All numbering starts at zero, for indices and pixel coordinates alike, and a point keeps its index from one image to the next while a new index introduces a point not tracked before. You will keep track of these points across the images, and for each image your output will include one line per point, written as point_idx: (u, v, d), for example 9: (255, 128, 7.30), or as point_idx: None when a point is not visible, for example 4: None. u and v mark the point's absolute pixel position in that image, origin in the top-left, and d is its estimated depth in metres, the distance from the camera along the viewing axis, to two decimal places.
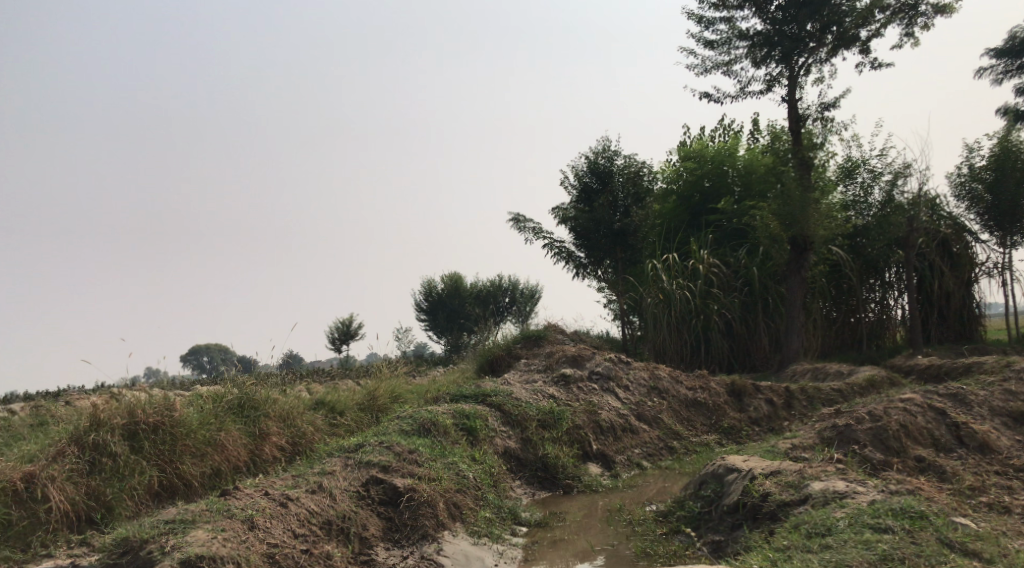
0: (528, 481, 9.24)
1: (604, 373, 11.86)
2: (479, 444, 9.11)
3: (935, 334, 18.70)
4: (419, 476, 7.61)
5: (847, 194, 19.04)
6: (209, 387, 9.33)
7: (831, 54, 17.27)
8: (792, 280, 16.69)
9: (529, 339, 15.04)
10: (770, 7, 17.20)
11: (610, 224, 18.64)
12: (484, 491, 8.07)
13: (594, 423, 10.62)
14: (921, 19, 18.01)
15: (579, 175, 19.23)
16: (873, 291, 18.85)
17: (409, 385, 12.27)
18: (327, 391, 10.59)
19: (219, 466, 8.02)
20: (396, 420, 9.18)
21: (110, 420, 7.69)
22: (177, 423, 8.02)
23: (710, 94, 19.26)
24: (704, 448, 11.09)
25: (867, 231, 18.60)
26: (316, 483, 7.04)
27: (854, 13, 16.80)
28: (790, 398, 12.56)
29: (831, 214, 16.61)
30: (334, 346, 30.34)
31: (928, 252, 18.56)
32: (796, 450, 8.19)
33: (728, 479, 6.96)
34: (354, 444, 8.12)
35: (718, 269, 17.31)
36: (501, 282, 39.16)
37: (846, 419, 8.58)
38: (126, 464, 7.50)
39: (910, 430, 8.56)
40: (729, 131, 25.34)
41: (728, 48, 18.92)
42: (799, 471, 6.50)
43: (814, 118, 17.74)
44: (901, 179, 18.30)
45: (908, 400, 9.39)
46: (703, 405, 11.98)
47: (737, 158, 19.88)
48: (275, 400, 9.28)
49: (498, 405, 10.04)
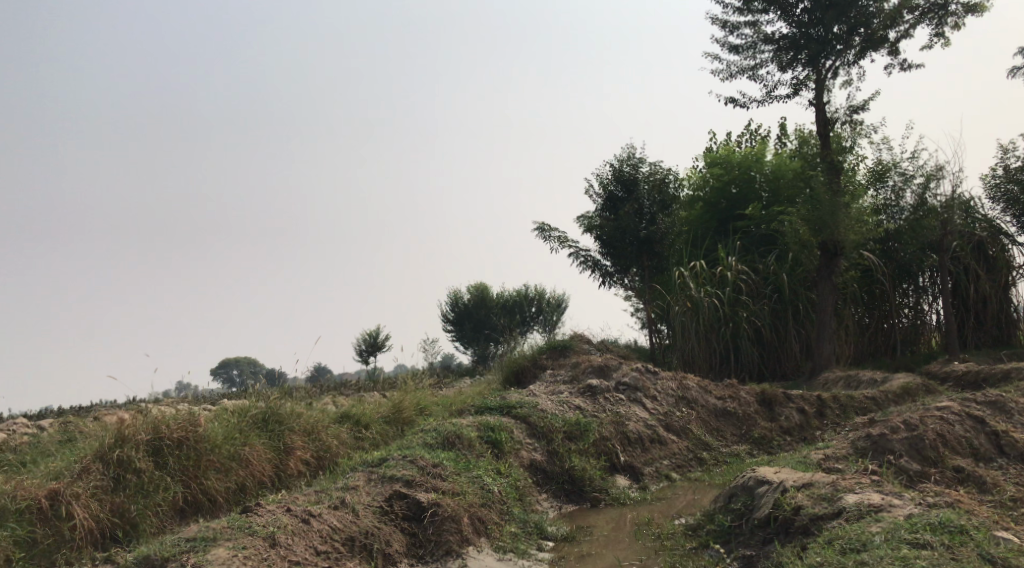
0: (555, 494, 9.11)
1: (631, 384, 11.69)
2: (504, 456, 9.01)
3: (971, 339, 18.30)
4: (443, 491, 7.51)
5: (878, 198, 18.56)
6: (234, 402, 9.32)
7: (859, 56, 17.01)
8: (822, 286, 16.41)
9: (555, 349, 14.91)
10: (796, 10, 17.00)
11: (636, 232, 18.46)
12: (509, 506, 7.99)
13: (621, 434, 10.47)
14: (951, 19, 17.71)
15: (604, 184, 19.09)
16: (906, 296, 18.57)
17: (435, 397, 12.20)
18: (352, 404, 10.54)
19: (243, 482, 8.00)
20: (420, 433, 9.10)
21: (134, 436, 7.70)
22: (201, 438, 8.01)
23: (736, 100, 19.05)
24: (735, 458, 10.89)
25: (899, 236, 18.15)
26: (339, 498, 6.99)
27: (882, 14, 16.58)
28: (822, 407, 12.32)
29: (862, 218, 16.31)
30: (361, 357, 30.44)
31: (962, 255, 18.27)
32: (829, 461, 7.98)
33: (758, 491, 6.78)
34: (378, 458, 8.05)
35: (747, 276, 17.07)
36: (527, 292, 39.08)
37: (880, 429, 8.36)
38: (151, 480, 7.50)
39: (948, 439, 8.33)
40: (756, 136, 25.08)
41: (754, 52, 18.72)
42: (832, 483, 6.31)
43: (842, 122, 17.48)
44: (933, 182, 17.91)
45: (945, 408, 9.15)
46: (732, 415, 11.77)
47: (764, 163, 19.64)
48: (300, 414, 9.24)
49: (523, 417, 9.93)
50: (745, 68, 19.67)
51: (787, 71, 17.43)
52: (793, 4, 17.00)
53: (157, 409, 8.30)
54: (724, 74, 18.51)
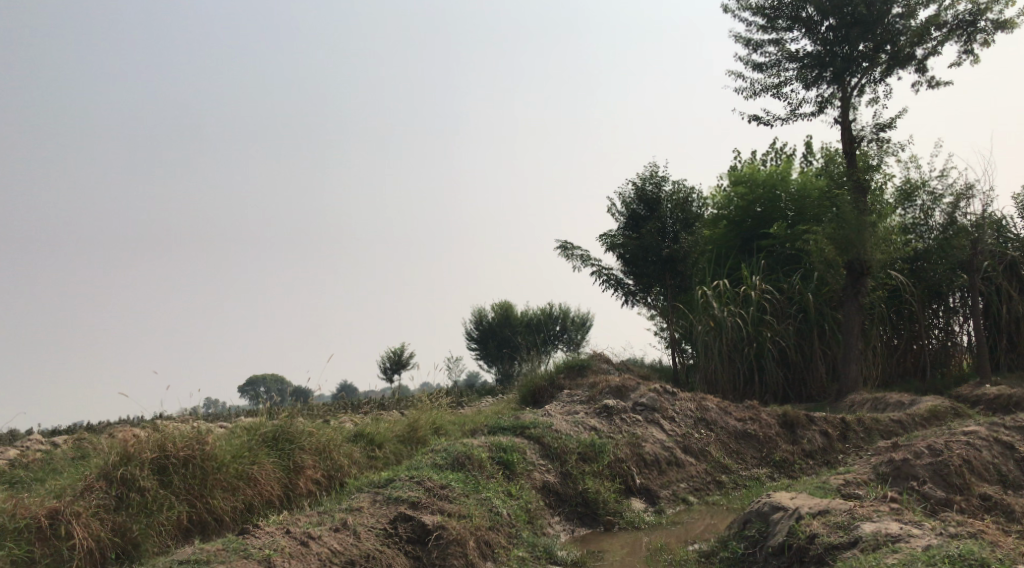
0: (568, 517, 8.91)
1: (648, 405, 11.45)
2: (516, 478, 8.85)
3: (1004, 361, 17.84)
4: (449, 513, 7.38)
5: (906, 218, 18.36)
6: (247, 420, 9.25)
7: (886, 74, 16.77)
8: (849, 306, 16.09)
9: (573, 369, 14.73)
10: (821, 28, 16.80)
11: (659, 251, 18.29)
12: (518, 529, 7.85)
13: (637, 455, 10.25)
14: (980, 36, 17.42)
15: (627, 202, 18.92)
16: (936, 317, 18.19)
17: (451, 416, 12.05)
18: (366, 422, 10.42)
19: (251, 501, 7.92)
20: (431, 453, 8.97)
21: (140, 454, 7.67)
22: (208, 456, 7.95)
23: (760, 118, 18.89)
24: (754, 482, 10.63)
25: (928, 255, 17.97)
26: (341, 520, 6.90)
27: (909, 31, 16.38)
28: (845, 430, 12.02)
29: (890, 238, 16.07)
30: (385, 375, 30.41)
31: (994, 275, 17.90)
32: (849, 487, 7.71)
33: (773, 518, 6.55)
34: (385, 478, 7.92)
35: (771, 295, 16.81)
36: (551, 311, 38.92)
37: (903, 454, 8.09)
38: (155, 499, 7.45)
39: (974, 465, 8.06)
40: (780, 154, 24.84)
41: (778, 70, 18.54)
42: (849, 511, 6.06)
43: (869, 140, 17.24)
44: (963, 201, 17.59)
45: (972, 432, 8.85)
46: (753, 437, 11.50)
47: (790, 182, 19.38)
48: (312, 433, 9.12)
49: (537, 438, 9.74)
50: (769, 86, 19.48)
51: (812, 89, 17.22)
52: (818, 22, 16.79)
53: (166, 427, 8.26)
54: (748, 92, 18.33)
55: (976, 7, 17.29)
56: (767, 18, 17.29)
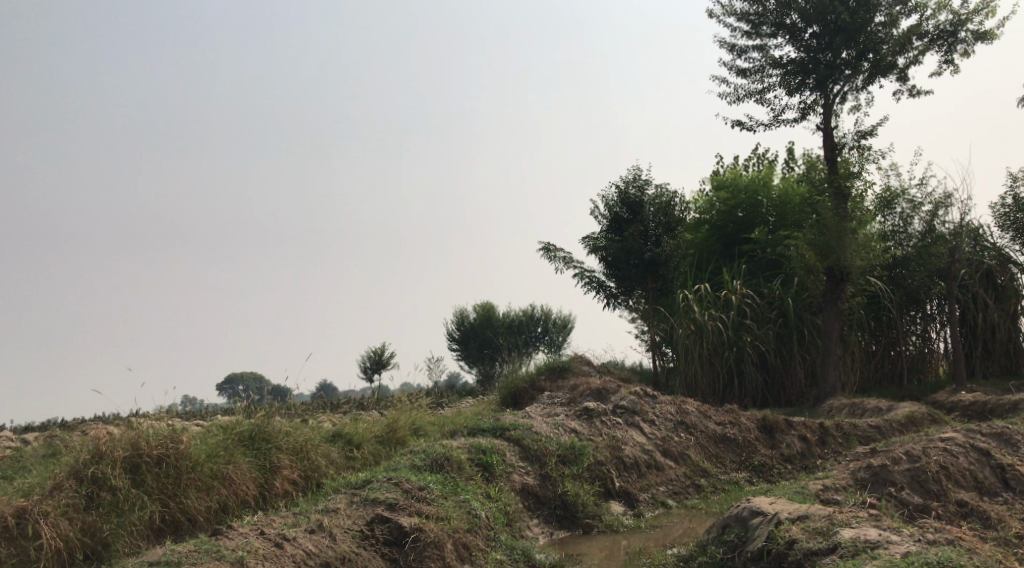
0: (546, 519, 8.86)
1: (629, 408, 11.42)
2: (495, 480, 8.79)
3: (979, 369, 18.00)
4: (427, 515, 7.31)
5: (885, 224, 18.46)
6: (224, 419, 9.13)
7: (868, 81, 16.87)
8: (828, 312, 16.14)
9: (554, 371, 14.69)
10: (804, 34, 16.88)
11: (640, 254, 18.30)
12: (497, 531, 7.79)
13: (617, 458, 10.21)
14: (961, 46, 17.56)
15: (610, 205, 18.93)
16: (914, 324, 18.34)
17: (431, 417, 11.96)
18: (345, 422, 10.31)
19: (226, 501, 7.82)
20: (409, 454, 8.88)
21: (112, 452, 7.55)
22: (182, 455, 7.83)
23: (743, 123, 18.96)
24: (733, 486, 10.63)
25: (906, 262, 18.10)
26: (317, 521, 6.82)
27: (891, 40, 16.48)
28: (824, 435, 12.05)
29: (870, 245, 16.11)
30: (366, 374, 30.24)
31: (970, 283, 18.08)
32: (828, 492, 7.71)
33: (752, 523, 6.53)
34: (362, 479, 7.85)
35: (751, 299, 16.86)
36: (533, 312, 38.93)
37: (881, 460, 8.12)
38: (127, 499, 7.33)
39: (951, 471, 8.10)
40: (763, 160, 25.00)
41: (761, 76, 18.61)
42: (828, 517, 6.04)
43: (850, 147, 17.36)
44: (942, 209, 17.72)
45: (949, 439, 8.91)
46: (733, 441, 11.51)
47: (772, 187, 19.42)
48: (289, 432, 9.01)
49: (516, 440, 9.68)
50: (752, 92, 19.56)
51: (794, 95, 17.30)
52: (802, 29, 16.86)
53: (139, 425, 8.12)
54: (732, 97, 18.40)
55: (957, 17, 17.43)
56: (751, 24, 17.34)
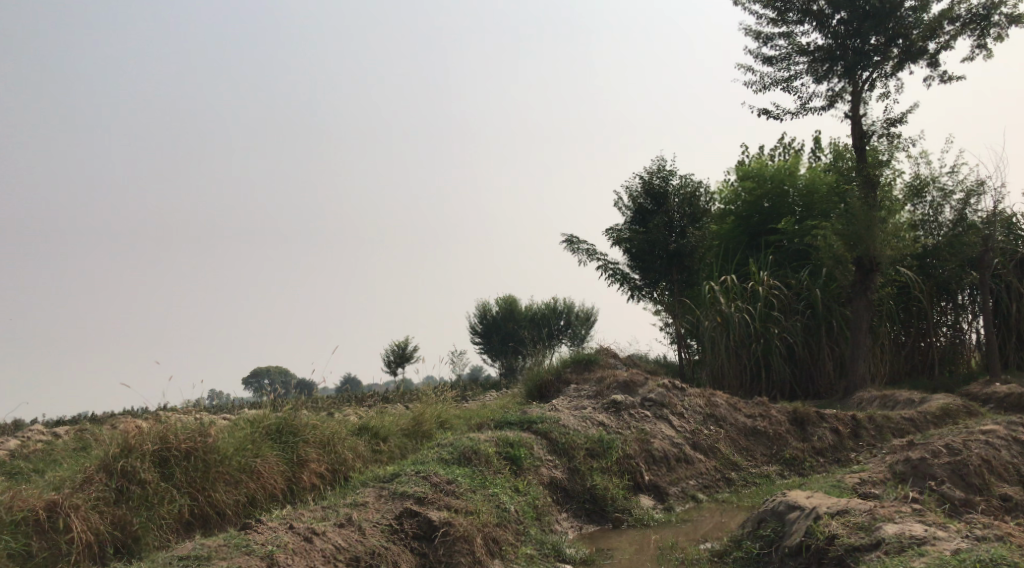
0: (575, 513, 8.75)
1: (657, 400, 11.27)
2: (523, 473, 8.68)
3: (1013, 360, 17.63)
4: (456, 509, 7.23)
5: (915, 214, 18.04)
6: (251, 412, 9.11)
7: (897, 68, 16.53)
8: (857, 303, 15.87)
9: (580, 363, 14.55)
10: (831, 21, 16.57)
11: (666, 246, 18.10)
12: (526, 526, 7.68)
13: (646, 452, 10.07)
14: (994, 30, 17.16)
15: (634, 196, 18.73)
16: (945, 314, 17.98)
17: (457, 411, 11.87)
18: (371, 415, 10.25)
19: (254, 495, 7.80)
20: (437, 447, 8.80)
21: (141, 445, 7.54)
22: (210, 449, 7.81)
23: (769, 111, 18.68)
24: (764, 480, 10.46)
25: (937, 252, 17.75)
26: (346, 516, 6.77)
27: (922, 24, 16.11)
28: (857, 428, 11.82)
29: (900, 234, 15.82)
30: (389, 368, 30.28)
31: (1003, 273, 17.73)
32: (865, 486, 7.55)
33: (789, 517, 6.36)
34: (390, 473, 7.77)
35: (778, 291, 16.60)
36: (556, 305, 38.81)
37: (920, 453, 7.94)
38: (156, 492, 7.32)
39: (994, 465, 7.91)
40: (789, 149, 24.69)
41: (788, 64, 18.31)
42: (869, 511, 5.86)
43: (879, 135, 17.03)
44: (974, 197, 17.37)
45: (989, 432, 8.70)
46: (763, 434, 11.32)
47: (798, 177, 19.10)
48: (316, 425, 8.96)
49: (544, 433, 9.56)
50: (778, 79, 19.27)
51: (822, 83, 17.01)
52: (829, 15, 16.56)
53: (168, 418, 8.11)
54: (757, 85, 18.15)
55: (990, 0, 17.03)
56: (777, 11, 17.07)
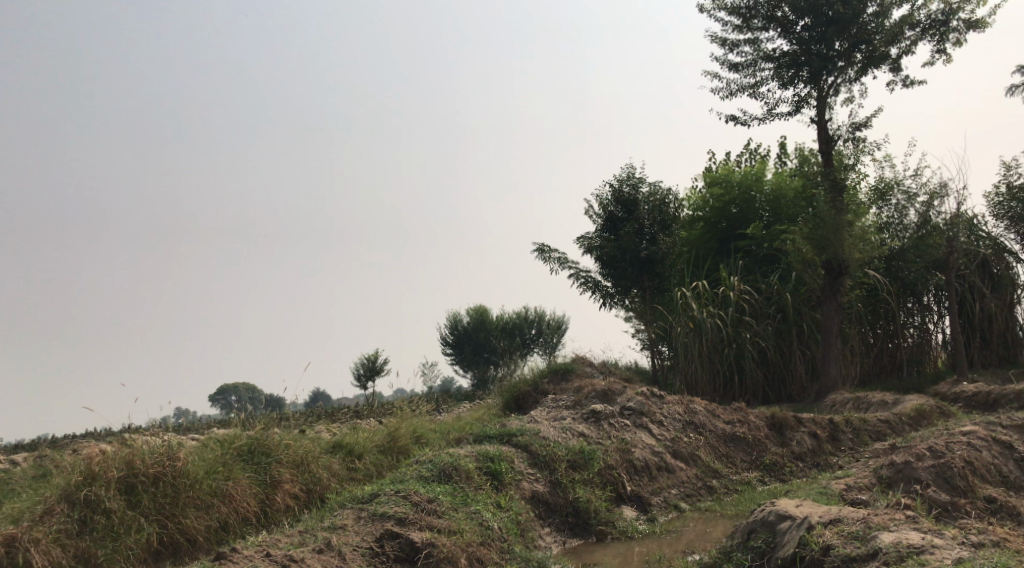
0: (558, 528, 8.57)
1: (636, 409, 11.13)
2: (504, 488, 8.48)
3: (978, 359, 17.82)
4: (439, 529, 7.03)
5: (880, 216, 18.19)
6: (221, 432, 8.81)
7: (861, 73, 16.66)
8: (827, 306, 15.93)
9: (556, 373, 14.40)
10: (796, 27, 16.65)
11: (637, 253, 18.04)
12: (511, 543, 7.47)
13: (627, 461, 9.92)
14: (953, 35, 17.37)
15: (604, 204, 18.69)
16: (911, 315, 18.12)
17: (432, 424, 11.61)
18: (345, 432, 9.97)
19: (226, 519, 7.53)
20: (415, 464, 8.56)
21: (105, 472, 7.23)
22: (179, 473, 7.52)
23: (737, 117, 18.75)
24: (746, 487, 10.36)
25: (903, 254, 17.87)
26: (324, 540, 6.54)
27: (884, 30, 16.24)
28: (835, 431, 11.78)
29: (867, 237, 15.88)
30: (359, 382, 29.87)
31: (967, 273, 17.93)
32: (852, 492, 7.47)
33: (780, 528, 6.23)
34: (369, 493, 7.52)
35: (749, 296, 16.59)
36: (527, 314, 38.72)
37: (904, 456, 7.90)
38: (122, 521, 7.03)
39: (977, 466, 7.88)
40: (755, 155, 24.87)
41: (754, 70, 18.39)
42: (862, 520, 5.75)
43: (845, 139, 17.14)
44: (938, 199, 17.55)
45: (970, 433, 8.68)
46: (742, 440, 11.22)
47: (765, 182, 19.15)
48: (289, 444, 8.68)
49: (524, 446, 9.37)
50: (745, 86, 19.38)
51: (788, 88, 17.09)
52: (793, 21, 16.64)
53: (133, 441, 7.80)
54: (724, 92, 18.20)
55: (948, 7, 17.24)
56: (742, 17, 17.11)
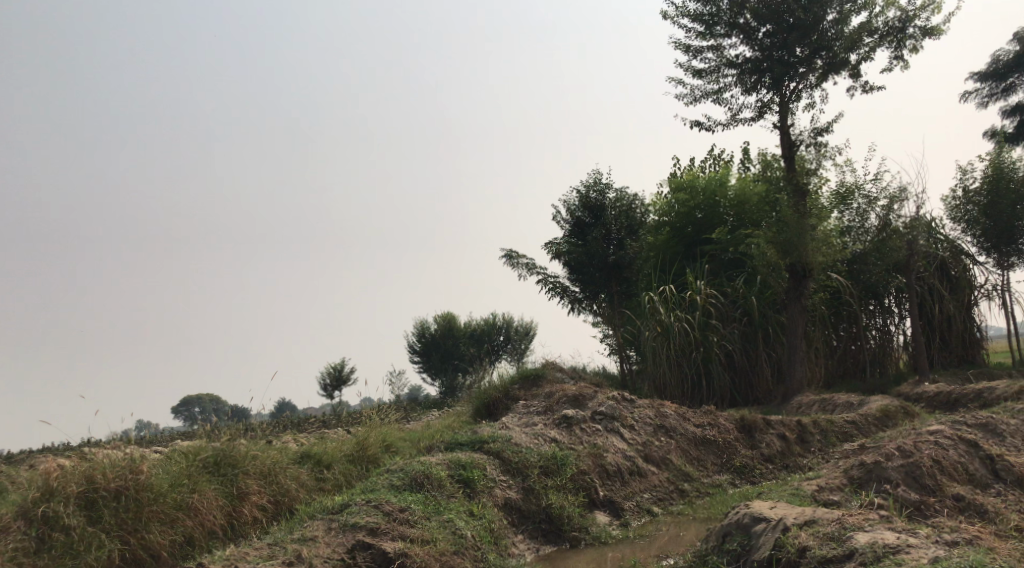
0: (531, 534, 8.51)
1: (608, 413, 11.09)
2: (476, 495, 8.39)
3: (939, 360, 18.12)
4: (411, 538, 6.92)
5: (842, 220, 18.29)
6: (186, 443, 8.61)
7: (821, 79, 16.87)
8: (792, 309, 16.07)
9: (527, 380, 14.36)
10: (758, 34, 16.83)
11: (604, 258, 18.09)
12: (484, 552, 7.38)
13: (600, 466, 9.88)
14: (910, 42, 17.67)
15: (571, 210, 18.72)
16: (873, 318, 18.38)
17: (402, 432, 11.46)
18: (313, 442, 9.80)
19: (192, 533, 7.35)
20: (386, 473, 8.43)
21: (64, 488, 7.03)
22: (142, 487, 7.33)
23: (702, 123, 18.91)
24: (717, 490, 10.38)
25: (864, 258, 17.98)
26: (294, 553, 6.44)
27: (843, 37, 16.47)
28: (803, 433, 11.85)
29: (829, 240, 16.03)
30: (325, 392, 29.55)
31: (927, 276, 18.20)
32: (824, 493, 7.50)
33: (755, 530, 6.22)
34: (339, 503, 7.39)
35: (715, 300, 16.68)
36: (495, 321, 38.70)
37: (873, 456, 7.95)
38: (82, 538, 6.82)
39: (945, 465, 7.96)
40: (719, 161, 25.12)
41: (717, 76, 18.55)
42: (837, 521, 5.76)
43: (807, 144, 17.32)
44: (897, 203, 17.82)
45: (936, 432, 8.78)
46: (713, 442, 11.25)
47: (728, 188, 19.27)
48: (255, 455, 8.50)
49: (496, 452, 9.28)
50: (709, 92, 19.55)
51: (751, 94, 17.26)
52: (755, 28, 16.81)
53: (94, 455, 7.58)
54: (688, 98, 18.35)
55: (905, 14, 17.56)
56: (705, 24, 17.24)
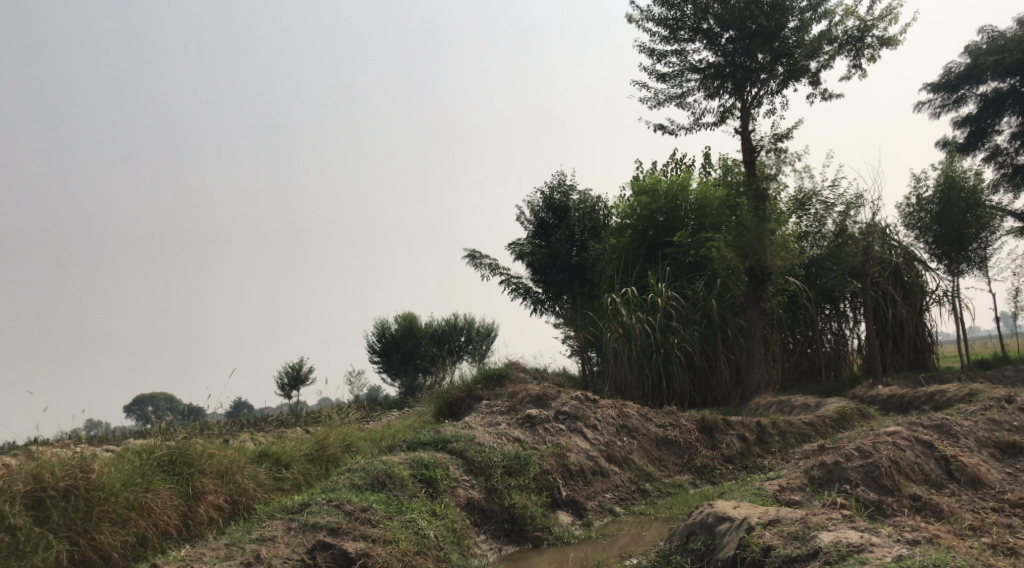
0: (493, 534, 8.44)
1: (570, 413, 11.07)
2: (439, 495, 8.30)
3: (891, 363, 18.47)
4: (373, 538, 6.83)
5: (800, 225, 18.53)
6: (140, 442, 8.38)
7: (782, 85, 17.05)
8: (751, 312, 16.21)
9: (490, 379, 14.29)
10: (721, 40, 16.99)
11: (567, 259, 18.10)
12: (447, 551, 7.29)
13: (562, 466, 9.86)
14: (868, 51, 17.98)
15: (535, 210, 18.69)
16: (829, 322, 18.67)
17: (362, 432, 11.30)
18: (271, 442, 9.62)
19: (145, 533, 7.16)
20: (346, 473, 8.30)
21: (9, 486, 6.80)
22: (93, 486, 7.12)
23: (664, 127, 19.02)
24: (678, 490, 10.42)
25: (820, 262, 18.39)
26: (253, 553, 6.33)
27: (804, 45, 16.67)
28: (763, 434, 11.93)
29: (787, 245, 16.19)
30: (283, 392, 29.16)
31: (881, 281, 18.49)
32: (785, 492, 7.56)
33: (718, 529, 6.24)
34: (299, 502, 7.25)
35: (676, 302, 16.78)
36: (456, 322, 38.59)
37: (833, 457, 8.00)
38: (29, 539, 6.60)
39: (902, 465, 8.07)
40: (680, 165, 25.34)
41: (680, 81, 18.69)
42: (801, 520, 5.80)
43: (767, 149, 17.53)
44: (854, 210, 18.10)
45: (894, 433, 8.91)
46: (674, 443, 11.29)
47: (690, 192, 19.45)
48: (212, 454, 8.30)
49: (459, 452, 9.20)
50: (672, 96, 19.69)
51: (713, 99, 17.40)
52: (718, 33, 16.97)
53: (43, 454, 7.35)
54: (652, 101, 18.46)
55: (863, 23, 17.85)
56: (669, 29, 17.35)
